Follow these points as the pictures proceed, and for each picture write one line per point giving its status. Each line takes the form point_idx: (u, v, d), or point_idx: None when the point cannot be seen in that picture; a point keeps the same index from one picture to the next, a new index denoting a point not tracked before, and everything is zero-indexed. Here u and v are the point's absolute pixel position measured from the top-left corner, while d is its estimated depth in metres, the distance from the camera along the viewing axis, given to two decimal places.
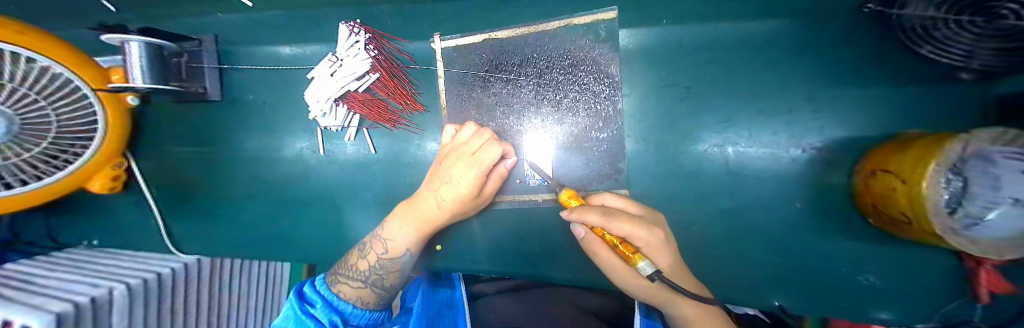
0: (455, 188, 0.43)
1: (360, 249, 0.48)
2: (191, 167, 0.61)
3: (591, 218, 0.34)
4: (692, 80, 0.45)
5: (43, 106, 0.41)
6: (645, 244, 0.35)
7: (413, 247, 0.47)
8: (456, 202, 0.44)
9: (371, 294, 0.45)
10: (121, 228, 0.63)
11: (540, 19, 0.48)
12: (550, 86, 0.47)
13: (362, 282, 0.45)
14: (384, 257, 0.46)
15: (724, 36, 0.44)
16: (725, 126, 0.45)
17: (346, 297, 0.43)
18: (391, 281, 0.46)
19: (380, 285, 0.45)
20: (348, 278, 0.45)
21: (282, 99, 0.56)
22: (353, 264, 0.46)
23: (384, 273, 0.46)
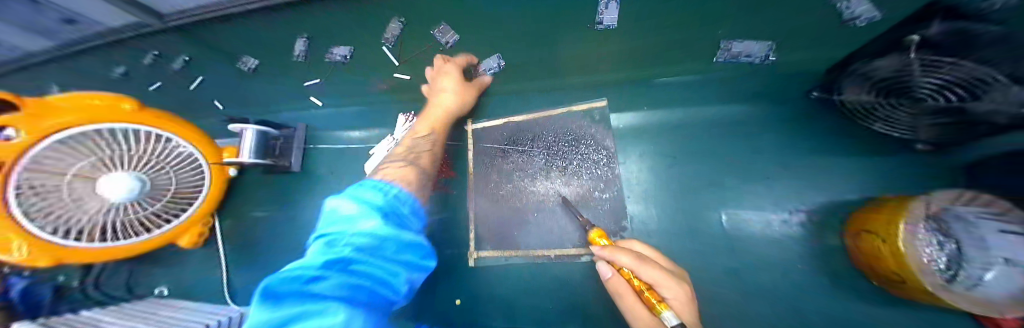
0: (447, 91, 0.59)
1: (386, 160, 0.53)
2: (261, 225, 0.73)
3: (622, 258, 0.35)
4: (678, 151, 0.55)
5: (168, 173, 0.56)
6: (672, 297, 0.34)
7: (437, 129, 0.58)
8: (455, 99, 0.59)
9: (413, 171, 0.51)
10: (187, 281, 0.72)
11: (548, 106, 0.63)
12: (557, 156, 0.58)
13: (402, 162, 0.51)
14: (418, 137, 0.56)
15: (697, 119, 0.55)
16: (714, 189, 0.52)
17: (389, 177, 0.47)
18: (426, 161, 0.54)
19: (420, 164, 0.53)
20: (390, 167, 0.50)
21: (346, 169, 0.71)
22: (390, 159, 0.53)
23: (421, 151, 0.54)
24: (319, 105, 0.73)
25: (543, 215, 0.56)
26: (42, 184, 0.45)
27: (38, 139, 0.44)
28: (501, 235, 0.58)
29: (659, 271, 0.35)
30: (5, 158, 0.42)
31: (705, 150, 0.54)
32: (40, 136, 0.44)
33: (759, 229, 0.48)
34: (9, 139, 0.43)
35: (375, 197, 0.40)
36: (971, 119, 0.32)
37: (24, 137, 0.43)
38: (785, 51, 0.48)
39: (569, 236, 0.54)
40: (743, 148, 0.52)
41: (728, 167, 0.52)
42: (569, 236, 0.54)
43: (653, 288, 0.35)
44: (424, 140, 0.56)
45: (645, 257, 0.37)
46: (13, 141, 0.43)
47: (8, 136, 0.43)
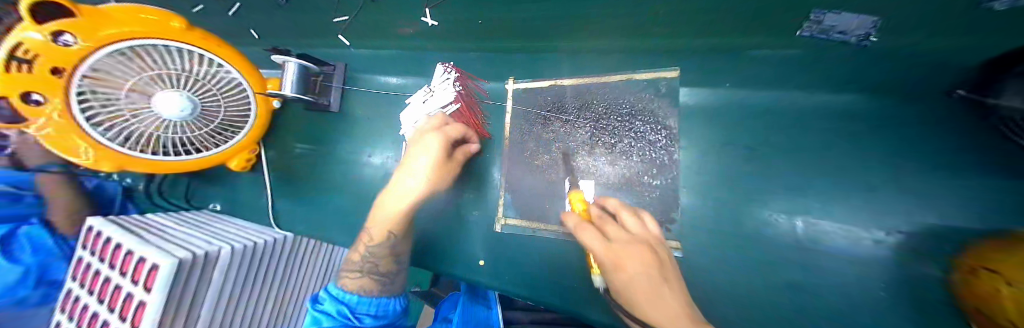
0: (413, 176, 0.50)
1: (354, 245, 0.55)
2: (297, 160, 0.76)
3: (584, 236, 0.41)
4: (756, 142, 0.47)
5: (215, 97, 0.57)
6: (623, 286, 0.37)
7: (395, 233, 0.53)
8: (428, 183, 0.51)
9: (372, 281, 0.51)
10: (236, 201, 0.79)
11: (606, 73, 0.55)
12: (607, 130, 0.52)
13: (360, 272, 0.52)
14: (371, 244, 0.53)
15: (791, 107, 0.46)
16: (790, 192, 0.45)
17: (348, 287, 0.50)
18: (387, 265, 0.53)
19: (379, 272, 0.52)
20: (350, 271, 0.53)
21: (380, 115, 0.70)
22: (350, 261, 0.54)
23: (376, 258, 0.52)
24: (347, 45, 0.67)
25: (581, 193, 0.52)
26: (103, 92, 0.48)
27: (95, 49, 0.44)
28: (531, 206, 0.55)
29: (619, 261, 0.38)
30: (65, 66, 0.43)
31: (791, 146, 0.45)
32: (97, 44, 0.44)
33: (837, 244, 0.42)
34: (68, 45, 0.42)
35: (331, 306, 0.46)
36: None
37: (83, 45, 0.43)
38: (911, 32, 0.35)
39: None
40: (844, 149, 0.43)
41: (816, 167, 0.44)
42: None
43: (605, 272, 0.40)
44: (382, 203, 0.54)
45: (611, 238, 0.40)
46: (72, 47, 0.42)
47: (67, 41, 0.42)
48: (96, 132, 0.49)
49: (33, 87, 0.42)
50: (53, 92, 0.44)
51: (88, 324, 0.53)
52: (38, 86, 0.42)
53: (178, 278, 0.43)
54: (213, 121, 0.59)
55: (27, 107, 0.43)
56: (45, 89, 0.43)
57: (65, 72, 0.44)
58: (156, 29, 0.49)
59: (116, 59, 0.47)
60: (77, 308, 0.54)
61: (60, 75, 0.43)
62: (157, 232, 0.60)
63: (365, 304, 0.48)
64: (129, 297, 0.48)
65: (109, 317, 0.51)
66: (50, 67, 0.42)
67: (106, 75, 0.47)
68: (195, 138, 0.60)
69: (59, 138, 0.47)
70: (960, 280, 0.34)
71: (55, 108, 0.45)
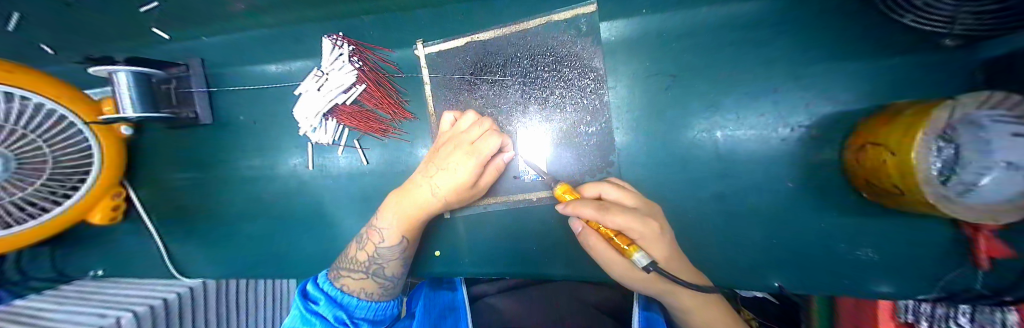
0: (444, 171, 0.42)
1: (360, 238, 0.46)
2: (189, 192, 0.62)
3: (583, 211, 0.34)
4: (677, 67, 0.46)
5: (38, 144, 0.42)
6: (639, 236, 0.33)
7: (410, 235, 0.45)
8: (452, 193, 0.43)
9: (374, 284, 0.44)
10: (126, 260, 0.64)
11: (521, 18, 0.48)
12: (534, 84, 0.48)
13: (363, 273, 0.43)
14: (382, 246, 0.44)
15: (704, 23, 0.44)
16: (712, 110, 0.45)
17: (349, 289, 0.42)
18: (393, 269, 0.45)
19: (383, 275, 0.44)
20: (350, 271, 0.44)
21: (271, 116, 0.57)
22: (352, 257, 0.45)
23: (385, 261, 0.44)
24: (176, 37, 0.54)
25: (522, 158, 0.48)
26: None
27: None
28: None
29: (624, 215, 0.34)
30: None
31: (708, 64, 0.45)
32: None
33: (754, 152, 0.44)
34: None
35: (324, 309, 0.40)
36: None
37: None
38: None
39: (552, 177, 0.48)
40: (753, 59, 0.44)
41: (731, 82, 0.44)
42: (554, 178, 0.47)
43: (622, 234, 0.33)
44: (411, 192, 0.44)
45: (605, 204, 0.35)
46: None
47: None
48: None
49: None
50: None
51: None
52: None
53: None
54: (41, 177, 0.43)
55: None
56: None
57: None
58: None
59: None
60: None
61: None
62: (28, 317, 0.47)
63: (365, 308, 0.42)
64: None
65: None
66: None
67: None
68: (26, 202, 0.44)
69: None
70: (857, 159, 0.37)
71: None
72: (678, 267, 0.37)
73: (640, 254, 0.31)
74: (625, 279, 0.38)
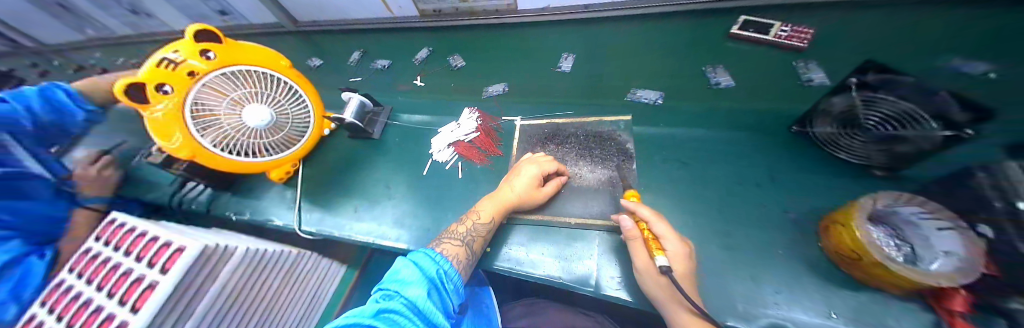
0: (520, 182, 0.62)
1: (462, 219, 0.62)
2: (335, 173, 0.91)
3: (642, 210, 0.50)
4: (686, 158, 0.67)
5: (285, 112, 0.82)
6: (673, 249, 0.47)
7: (497, 219, 0.60)
8: (522, 195, 0.61)
9: (462, 252, 0.57)
10: (263, 208, 0.89)
11: (583, 116, 0.80)
12: (586, 149, 0.73)
13: (460, 241, 0.58)
14: (479, 222, 0.59)
15: (702, 136, 0.69)
16: (715, 189, 0.62)
17: (446, 252, 0.56)
18: (478, 245, 0.59)
19: (472, 247, 0.58)
20: (451, 240, 0.59)
21: (412, 142, 0.92)
22: (453, 231, 0.61)
23: (477, 233, 0.58)
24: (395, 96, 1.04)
25: (566, 192, 0.68)
26: (211, 94, 0.72)
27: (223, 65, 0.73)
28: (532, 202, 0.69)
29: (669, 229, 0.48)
30: (200, 73, 0.69)
31: (708, 160, 0.66)
32: (226, 63, 0.73)
33: (754, 224, 0.56)
34: (210, 60, 0.71)
35: (429, 264, 0.51)
36: (902, 145, 0.46)
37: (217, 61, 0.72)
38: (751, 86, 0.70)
39: (591, 210, 0.64)
40: (743, 161, 0.64)
41: (728, 173, 0.63)
42: (592, 209, 0.64)
43: (659, 240, 0.48)
44: (504, 193, 0.61)
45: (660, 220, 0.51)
46: (212, 61, 0.71)
47: (209, 57, 0.71)
48: (192, 122, 0.69)
49: (170, 81, 0.65)
50: (180, 87, 0.67)
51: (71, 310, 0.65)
52: (175, 81, 0.66)
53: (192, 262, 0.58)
54: (278, 132, 0.82)
55: (157, 95, 0.64)
56: (178, 84, 0.67)
57: (195, 76, 0.69)
58: (268, 64, 0.80)
59: (229, 76, 0.74)
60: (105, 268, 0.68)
61: (192, 77, 0.68)
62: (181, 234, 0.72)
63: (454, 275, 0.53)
64: (128, 275, 0.65)
65: (96, 294, 0.64)
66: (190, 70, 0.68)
67: (218, 83, 0.72)
68: (256, 143, 0.79)
69: (164, 122, 0.65)
70: (830, 240, 0.48)
71: (174, 98, 0.66)
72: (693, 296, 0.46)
73: (663, 257, 0.45)
74: (644, 284, 0.48)
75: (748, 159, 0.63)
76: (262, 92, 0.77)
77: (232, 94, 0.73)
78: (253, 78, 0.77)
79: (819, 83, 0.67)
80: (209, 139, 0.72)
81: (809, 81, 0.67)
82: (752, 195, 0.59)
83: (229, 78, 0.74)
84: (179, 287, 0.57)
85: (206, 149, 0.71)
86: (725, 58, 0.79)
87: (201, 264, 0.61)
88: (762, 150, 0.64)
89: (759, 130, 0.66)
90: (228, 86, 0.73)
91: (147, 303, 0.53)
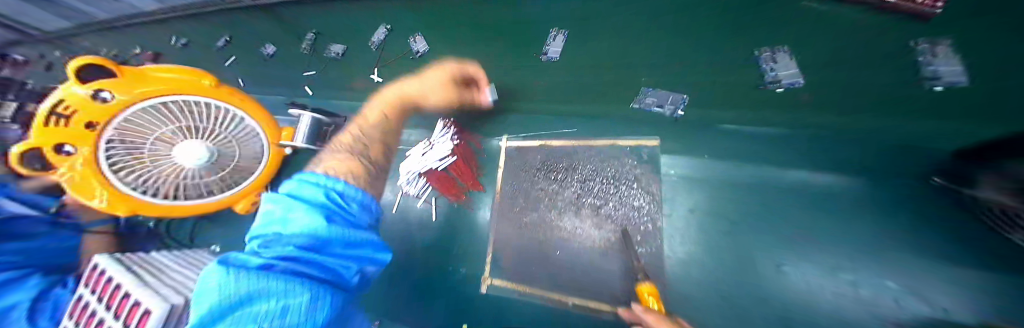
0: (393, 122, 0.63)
1: (347, 130, 0.60)
2: None
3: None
4: (737, 213, 0.48)
5: (230, 143, 0.65)
6: None
7: (389, 121, 0.64)
8: (439, 74, 0.66)
9: (356, 164, 0.51)
10: (235, 243, 0.81)
11: (591, 137, 0.58)
12: (593, 192, 0.54)
13: (346, 154, 0.53)
14: (371, 127, 0.61)
15: (768, 179, 0.48)
16: (784, 268, 0.43)
17: (336, 171, 0.47)
18: (375, 154, 0.58)
19: (366, 163, 0.53)
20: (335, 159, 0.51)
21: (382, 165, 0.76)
22: (340, 145, 0.56)
23: (370, 142, 0.59)
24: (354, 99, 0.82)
25: (564, 255, 0.52)
26: (132, 140, 0.58)
27: (131, 102, 0.56)
28: (520, 266, 0.55)
29: None
30: (101, 120, 0.55)
31: (774, 219, 0.46)
32: (134, 99, 0.57)
33: None
34: (107, 101, 0.54)
35: (317, 193, 0.38)
36: None
37: (119, 99, 0.55)
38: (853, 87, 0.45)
39: (597, 287, 0.49)
40: (833, 225, 0.43)
41: (806, 244, 0.43)
42: (597, 287, 0.49)
43: None
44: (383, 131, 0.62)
45: None
46: (111, 101, 0.54)
47: (105, 98, 0.54)
48: (116, 176, 0.57)
49: (69, 140, 0.52)
50: (85, 143, 0.54)
51: None
52: (74, 139, 0.52)
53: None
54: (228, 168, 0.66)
55: (57, 157, 0.52)
56: (80, 140, 0.53)
57: (97, 126, 0.54)
58: (190, 89, 0.62)
59: (145, 114, 0.58)
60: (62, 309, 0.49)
61: (94, 128, 0.54)
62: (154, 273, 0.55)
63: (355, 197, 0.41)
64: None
65: None
66: (87, 121, 0.53)
67: (135, 126, 0.58)
68: (207, 183, 0.65)
69: (81, 185, 0.54)
70: None
71: (84, 156, 0.54)
72: None
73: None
74: None
75: (841, 223, 0.42)
76: (190, 127, 0.60)
77: (154, 138, 0.58)
78: (174, 112, 0.60)
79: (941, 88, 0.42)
80: (148, 192, 0.61)
81: (933, 77, 0.43)
82: (848, 285, 0.40)
83: (145, 118, 0.58)
84: None
85: (148, 201, 0.60)
86: (811, 45, 0.51)
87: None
88: (869, 209, 0.42)
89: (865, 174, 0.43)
90: (147, 126, 0.58)
91: None
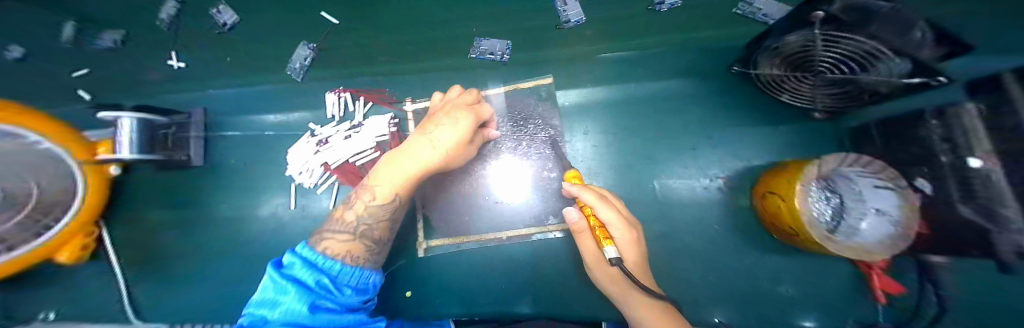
0: (434, 145, 0.45)
1: (349, 202, 0.46)
2: (169, 226, 0.61)
3: (585, 194, 0.39)
4: (624, 126, 0.56)
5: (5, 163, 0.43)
6: (620, 238, 0.39)
7: (402, 197, 0.47)
8: (449, 153, 0.46)
9: (362, 248, 0.42)
10: (76, 299, 0.60)
11: (493, 84, 0.59)
12: (506, 136, 0.57)
13: (349, 234, 0.43)
14: (373, 203, 0.45)
15: (642, 93, 0.56)
16: (656, 162, 0.54)
17: (332, 252, 0.40)
18: (382, 232, 0.46)
19: (371, 239, 0.44)
20: (336, 234, 0.43)
21: (268, 159, 0.62)
22: (337, 221, 0.45)
23: (374, 221, 0.45)
24: (190, 83, 0.61)
25: (491, 198, 0.56)
26: None
27: None
28: (451, 222, 0.57)
29: (614, 212, 0.39)
30: None
31: (651, 126, 0.56)
32: None
33: (695, 197, 0.51)
34: None
35: (302, 272, 0.36)
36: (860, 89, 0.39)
37: None
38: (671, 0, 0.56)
39: (524, 216, 0.55)
40: (687, 120, 0.55)
41: (669, 138, 0.54)
42: (524, 216, 0.55)
43: (604, 227, 0.39)
44: (415, 152, 0.46)
45: (604, 199, 0.41)
46: None
47: None
48: None
49: None
50: None
51: None
52: None
53: None
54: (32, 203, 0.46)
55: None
56: None
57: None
58: None
59: None
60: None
61: None
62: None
63: (349, 273, 0.39)
64: None
65: None
66: None
67: None
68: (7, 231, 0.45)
69: None
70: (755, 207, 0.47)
71: None
72: (640, 271, 0.40)
73: (612, 247, 0.36)
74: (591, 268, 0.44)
75: (693, 118, 0.55)
76: None
77: None
78: None
79: (665, 10, 0.50)
80: None
81: (660, 2, 0.50)
82: (699, 162, 0.53)
83: None
84: None
85: None
86: None
87: None
88: (705, 100, 0.55)
89: (704, 75, 0.55)
90: None
91: None
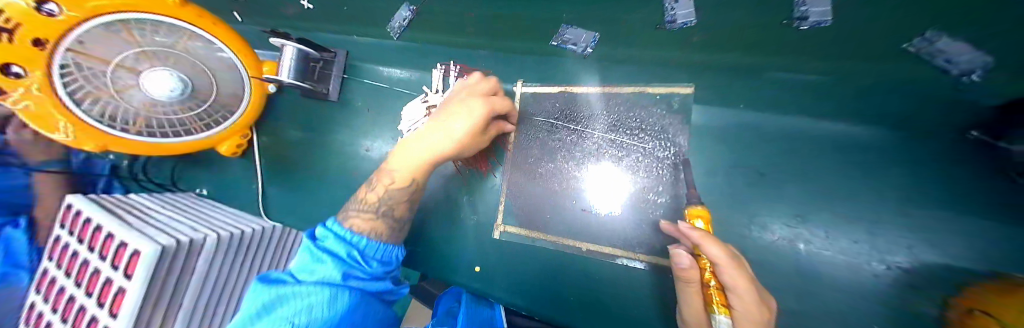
0: (433, 139, 0.45)
1: (370, 184, 0.49)
2: (300, 144, 0.73)
3: (710, 248, 0.32)
4: (765, 164, 0.47)
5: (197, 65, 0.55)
6: (744, 308, 0.31)
7: (418, 180, 0.48)
8: (452, 146, 0.45)
9: (384, 226, 0.45)
10: (230, 184, 0.77)
11: (615, 83, 0.54)
12: (615, 142, 0.51)
13: (372, 213, 0.45)
14: (393, 186, 0.47)
15: (808, 131, 0.44)
16: (798, 220, 0.44)
17: (360, 228, 0.43)
18: (401, 211, 0.48)
19: (392, 217, 0.47)
20: (360, 211, 0.46)
21: (382, 107, 0.69)
22: (363, 200, 0.47)
23: (393, 202, 0.46)
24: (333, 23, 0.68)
25: (581, 204, 0.52)
26: (89, 67, 0.47)
27: (84, 20, 0.43)
28: (531, 213, 0.55)
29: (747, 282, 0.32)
30: (49, 39, 0.42)
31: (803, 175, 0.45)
32: (88, 16, 0.43)
33: (848, 278, 0.40)
34: (52, 15, 0.41)
35: (335, 245, 0.39)
36: None
37: (70, 17, 0.42)
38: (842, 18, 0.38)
39: (611, 234, 0.50)
40: None
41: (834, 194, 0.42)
42: (613, 234, 0.50)
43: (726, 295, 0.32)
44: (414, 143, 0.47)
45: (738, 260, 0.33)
46: (57, 18, 0.41)
47: (50, 10, 0.41)
48: (80, 109, 0.48)
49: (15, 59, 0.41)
50: (35, 64, 0.43)
51: (77, 317, 0.44)
52: (21, 59, 0.41)
53: (159, 265, 0.39)
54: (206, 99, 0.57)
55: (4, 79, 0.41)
56: (28, 61, 0.42)
57: (47, 44, 0.42)
58: (150, 4, 0.48)
59: (101, 33, 0.46)
60: (68, 254, 0.51)
61: (43, 48, 0.42)
62: (141, 216, 0.52)
63: (373, 247, 0.41)
64: (108, 282, 0.41)
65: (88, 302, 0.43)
66: (32, 40, 0.41)
67: (91, 49, 0.46)
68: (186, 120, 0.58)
69: (39, 113, 0.45)
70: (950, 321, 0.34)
71: (37, 81, 0.43)
72: None
73: None
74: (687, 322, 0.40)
75: None
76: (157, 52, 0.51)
77: (114, 64, 0.48)
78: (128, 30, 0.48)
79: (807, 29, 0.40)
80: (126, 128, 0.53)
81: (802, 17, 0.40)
82: None
83: (105, 34, 0.47)
84: (152, 289, 0.40)
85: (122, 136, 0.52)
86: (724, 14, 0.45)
87: (171, 264, 0.41)
88: None
89: None
90: (106, 45, 0.47)
91: (125, 309, 0.38)
